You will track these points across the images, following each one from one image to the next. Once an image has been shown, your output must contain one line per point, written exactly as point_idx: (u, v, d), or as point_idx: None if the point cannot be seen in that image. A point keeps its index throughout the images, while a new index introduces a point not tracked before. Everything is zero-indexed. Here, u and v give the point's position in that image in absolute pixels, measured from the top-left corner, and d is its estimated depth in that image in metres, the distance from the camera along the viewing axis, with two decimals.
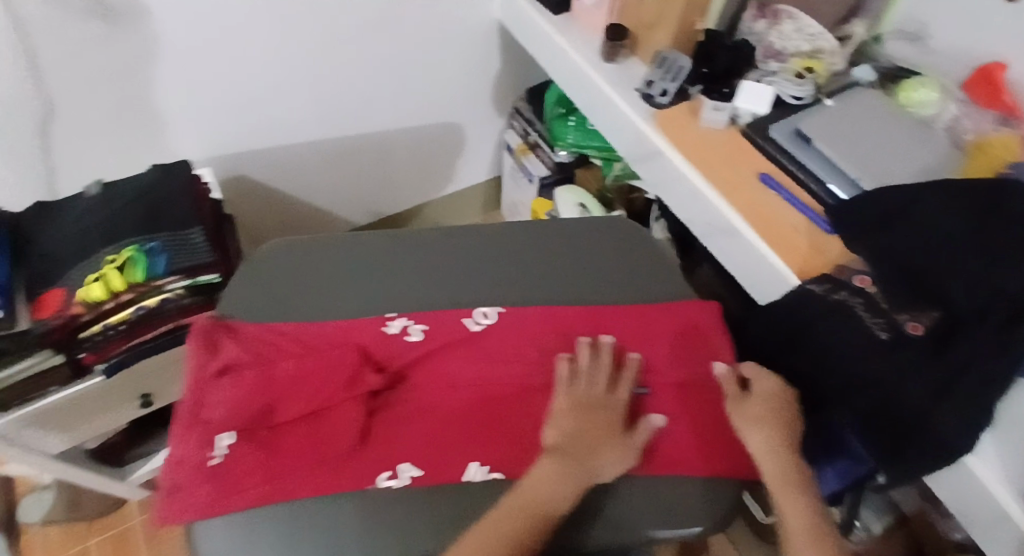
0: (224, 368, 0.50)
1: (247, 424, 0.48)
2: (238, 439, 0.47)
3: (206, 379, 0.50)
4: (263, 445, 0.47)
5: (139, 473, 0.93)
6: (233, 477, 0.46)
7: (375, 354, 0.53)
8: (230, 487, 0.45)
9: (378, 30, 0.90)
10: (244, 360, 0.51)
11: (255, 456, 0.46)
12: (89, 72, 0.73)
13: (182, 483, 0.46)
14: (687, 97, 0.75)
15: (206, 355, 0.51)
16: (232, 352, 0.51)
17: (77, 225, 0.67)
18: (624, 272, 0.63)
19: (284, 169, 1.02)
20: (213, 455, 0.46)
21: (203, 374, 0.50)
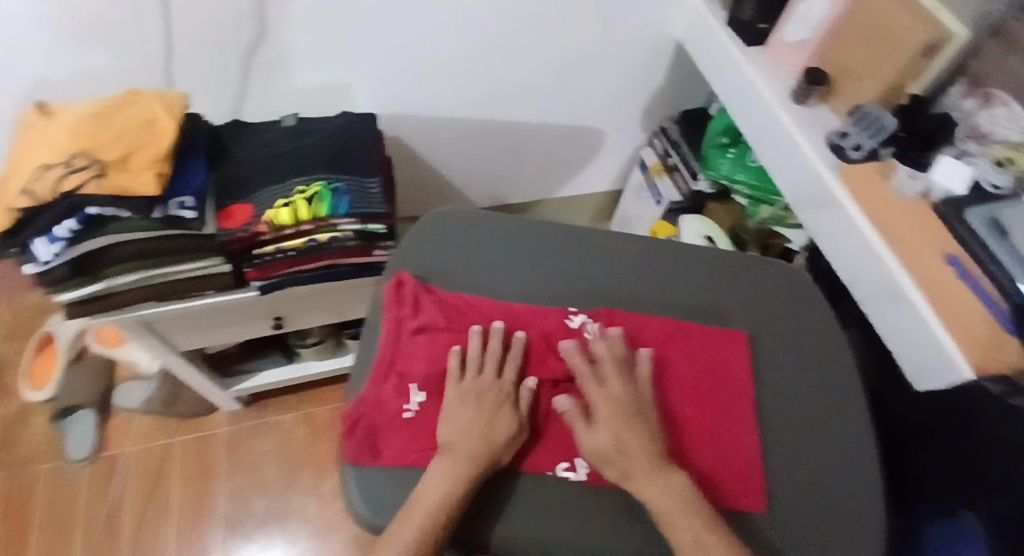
0: (422, 328, 0.56)
1: (440, 386, 0.53)
2: (430, 397, 0.53)
3: (405, 332, 0.56)
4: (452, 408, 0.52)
5: (239, 386, 0.97)
6: (423, 430, 0.51)
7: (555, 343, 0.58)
8: (420, 439, 0.50)
9: (564, 28, 0.92)
10: (438, 323, 0.57)
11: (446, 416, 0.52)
12: (304, 9, 0.77)
13: (381, 425, 0.51)
14: (877, 158, 0.72)
15: (407, 313, 0.57)
16: (429, 313, 0.57)
17: (272, 150, 0.72)
18: (802, 321, 0.62)
19: (435, 140, 1.06)
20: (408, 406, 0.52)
21: (403, 330, 0.56)
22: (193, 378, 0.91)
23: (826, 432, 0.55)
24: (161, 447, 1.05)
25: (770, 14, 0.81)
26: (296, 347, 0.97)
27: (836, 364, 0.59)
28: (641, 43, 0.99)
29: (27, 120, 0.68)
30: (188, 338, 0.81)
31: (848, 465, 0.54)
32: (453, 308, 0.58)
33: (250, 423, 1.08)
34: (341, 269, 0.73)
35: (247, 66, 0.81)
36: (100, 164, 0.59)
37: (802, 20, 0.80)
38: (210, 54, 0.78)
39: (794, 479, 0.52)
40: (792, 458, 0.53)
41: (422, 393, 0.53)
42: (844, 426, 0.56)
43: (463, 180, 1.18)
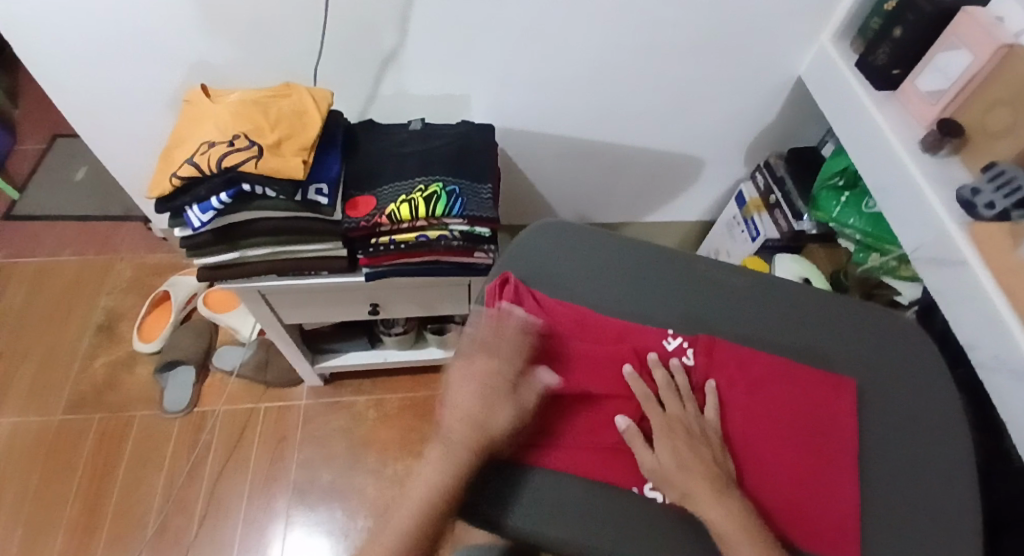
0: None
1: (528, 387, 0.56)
2: None
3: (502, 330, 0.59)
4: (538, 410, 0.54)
5: (326, 364, 1.04)
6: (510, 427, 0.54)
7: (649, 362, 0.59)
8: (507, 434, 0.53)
9: (685, 58, 0.93)
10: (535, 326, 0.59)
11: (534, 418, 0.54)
12: (445, 21, 0.82)
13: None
14: (1006, 221, 0.66)
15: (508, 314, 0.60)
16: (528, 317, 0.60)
17: (397, 147, 0.77)
18: (913, 376, 0.60)
19: (540, 155, 1.09)
20: None
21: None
22: (288, 349, 0.97)
23: (929, 499, 0.53)
24: (247, 409, 1.12)
25: (907, 59, 0.79)
26: (382, 334, 1.01)
27: (949, 429, 0.57)
28: (758, 78, 0.99)
29: (193, 98, 0.77)
30: (292, 311, 0.87)
31: (947, 540, 0.51)
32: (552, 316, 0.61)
33: (327, 400, 1.14)
34: (442, 266, 0.77)
35: (382, 68, 0.87)
36: (257, 147, 0.66)
37: (941, 70, 0.75)
38: (352, 54, 0.85)
39: (883, 543, 0.50)
40: (888, 525, 0.51)
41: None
42: (948, 492, 0.53)
43: (558, 194, 1.21)
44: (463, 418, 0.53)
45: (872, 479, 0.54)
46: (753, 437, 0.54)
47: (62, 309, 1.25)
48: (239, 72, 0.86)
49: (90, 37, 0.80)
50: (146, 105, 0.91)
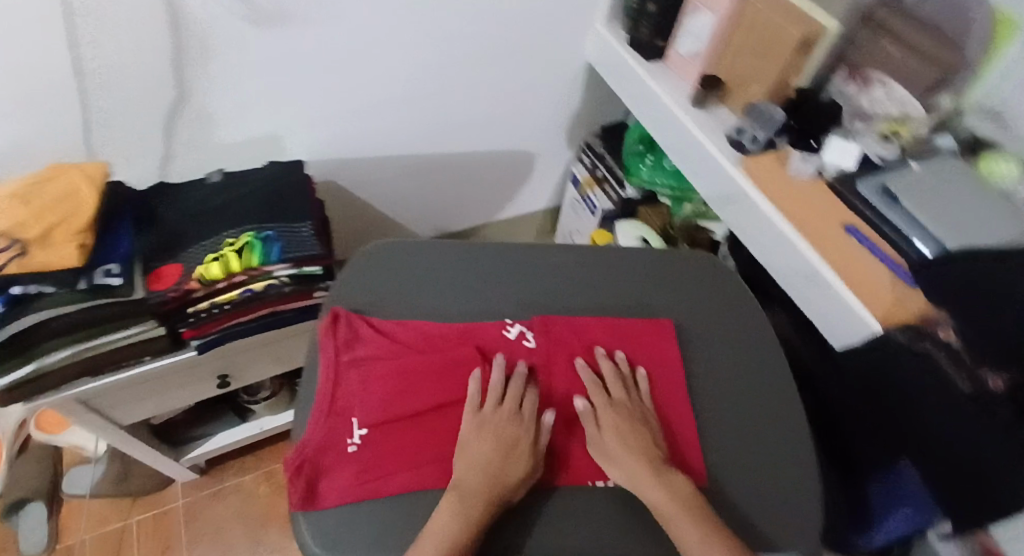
0: (360, 361, 0.58)
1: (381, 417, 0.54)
2: (371, 430, 0.53)
3: (342, 366, 0.57)
4: (394, 435, 0.53)
5: (193, 454, 0.93)
6: (369, 461, 0.51)
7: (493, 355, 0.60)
8: (368, 470, 0.51)
9: (485, 60, 0.96)
10: (375, 354, 0.58)
11: (392, 445, 0.52)
12: (226, 68, 0.79)
13: (326, 466, 0.51)
14: (774, 146, 0.78)
15: (343, 349, 0.58)
16: (367, 347, 0.58)
17: (198, 208, 0.72)
18: (724, 304, 0.67)
19: (373, 181, 1.08)
20: (350, 441, 0.53)
21: (340, 365, 0.57)
22: (142, 452, 0.88)
23: (757, 404, 0.60)
24: (117, 529, 1.00)
25: (664, 28, 0.88)
26: (249, 404, 0.96)
27: (758, 340, 0.65)
28: (554, 69, 1.05)
29: None
30: (129, 409, 0.79)
31: (781, 436, 0.58)
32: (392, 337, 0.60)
33: (209, 490, 1.05)
34: (281, 316, 0.73)
35: (170, 128, 0.82)
36: (20, 243, 0.61)
37: (693, 35, 0.85)
38: (129, 122, 0.78)
39: (731, 456, 0.56)
40: (733, 437, 0.57)
41: (365, 427, 0.53)
42: (770, 393, 0.61)
43: (405, 215, 1.20)
44: (331, 470, 0.51)
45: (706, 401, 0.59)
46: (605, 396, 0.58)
47: None
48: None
49: None
50: None
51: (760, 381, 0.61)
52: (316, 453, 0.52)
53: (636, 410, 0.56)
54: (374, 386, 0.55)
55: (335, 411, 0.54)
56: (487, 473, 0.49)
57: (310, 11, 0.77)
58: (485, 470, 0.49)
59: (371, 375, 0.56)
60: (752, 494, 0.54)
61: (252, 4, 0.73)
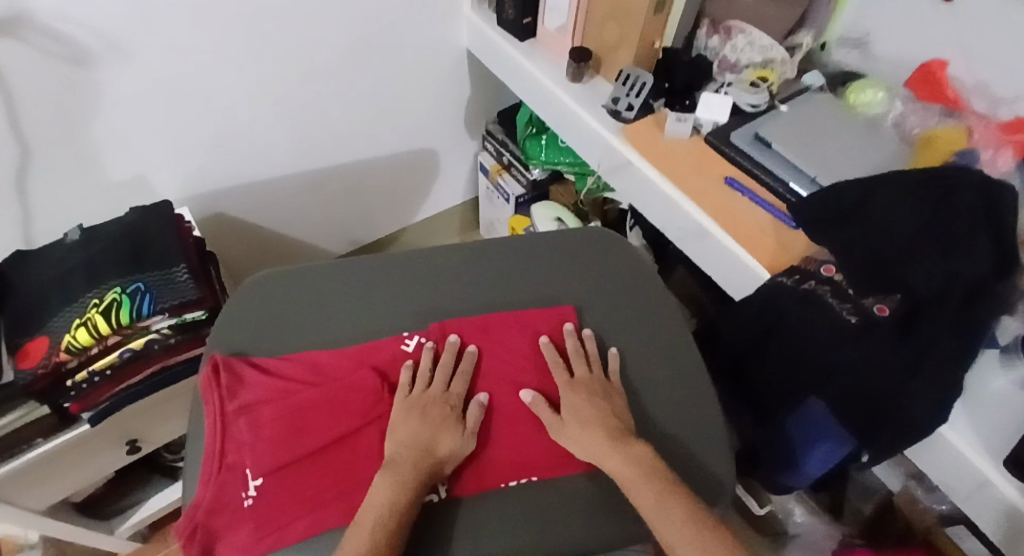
0: (248, 408, 0.54)
1: (274, 463, 0.51)
2: (266, 479, 0.51)
3: (228, 416, 0.54)
4: (292, 479, 0.51)
5: (126, 525, 0.90)
6: (269, 510, 0.49)
7: (390, 374, 0.59)
8: (269, 521, 0.49)
9: (356, 61, 0.93)
10: (264, 397, 0.55)
11: (291, 490, 0.50)
12: (69, 116, 0.74)
13: (222, 526, 0.49)
14: (650, 112, 0.78)
15: (227, 398, 0.54)
16: (254, 390, 0.55)
17: (58, 272, 0.68)
18: (620, 277, 0.68)
19: (269, 204, 1.04)
20: (245, 494, 0.50)
21: (226, 417, 0.54)
22: (74, 533, 0.84)
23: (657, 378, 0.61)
24: None
25: (531, 8, 0.86)
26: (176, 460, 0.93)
27: (653, 311, 0.65)
28: (435, 62, 1.02)
29: None
30: (40, 493, 0.74)
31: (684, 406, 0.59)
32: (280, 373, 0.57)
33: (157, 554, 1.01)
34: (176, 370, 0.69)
35: (22, 190, 0.77)
36: None
37: (554, 8, 0.84)
38: None
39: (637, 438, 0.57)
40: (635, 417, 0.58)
41: (259, 477, 0.51)
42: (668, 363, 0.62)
43: (313, 233, 1.16)
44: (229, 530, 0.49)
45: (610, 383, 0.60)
46: (503, 394, 0.58)
47: None
48: None
49: None
50: None
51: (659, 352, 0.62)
52: (208, 516, 0.49)
53: (600, 394, 0.56)
54: (265, 431, 0.53)
55: (226, 465, 0.51)
56: (401, 478, 0.48)
57: (146, 41, 0.72)
58: (399, 475, 0.49)
59: (259, 420, 0.53)
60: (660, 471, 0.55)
61: (78, 44, 0.68)
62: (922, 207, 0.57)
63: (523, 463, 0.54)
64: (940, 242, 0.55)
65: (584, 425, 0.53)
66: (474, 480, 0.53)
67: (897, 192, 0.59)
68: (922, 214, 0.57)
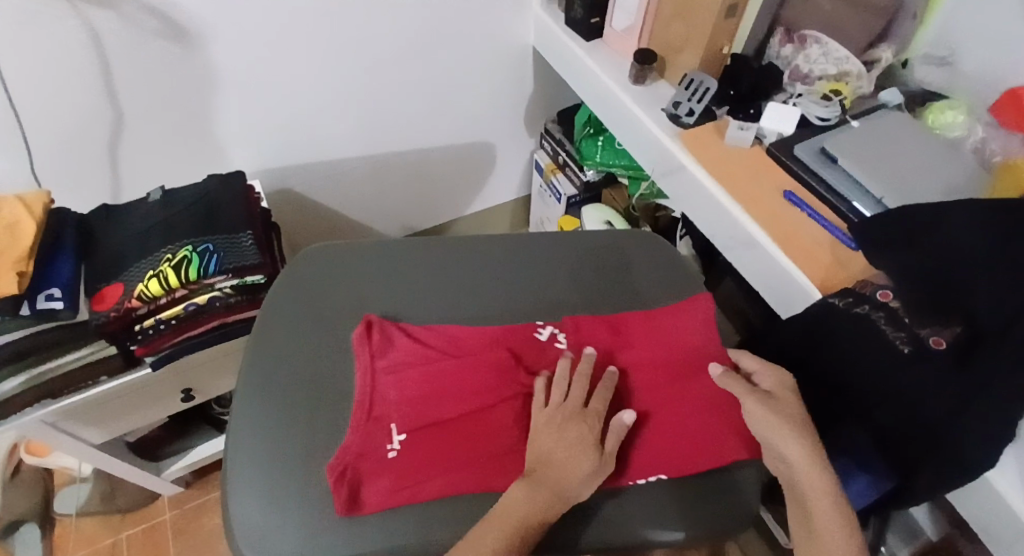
0: (392, 368, 0.58)
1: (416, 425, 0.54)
2: (409, 435, 0.53)
3: (376, 370, 0.58)
4: (429, 442, 0.53)
5: (173, 468, 0.97)
6: (413, 464, 0.52)
7: (525, 357, 0.59)
8: (410, 478, 0.51)
9: (423, 54, 0.96)
10: (412, 359, 0.58)
11: (427, 453, 0.52)
12: (158, 85, 0.80)
13: (366, 471, 0.51)
14: (712, 117, 0.76)
15: (378, 355, 0.58)
16: (398, 354, 0.58)
17: (134, 229, 0.73)
18: (660, 288, 0.68)
19: (329, 185, 1.09)
20: (390, 447, 0.53)
21: (375, 371, 0.57)
22: (125, 469, 0.90)
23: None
24: (107, 545, 1.02)
25: (599, 7, 0.86)
26: (222, 414, 0.98)
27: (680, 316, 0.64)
28: (500, 57, 1.04)
29: None
30: (96, 429, 0.80)
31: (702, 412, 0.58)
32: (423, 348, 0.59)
33: (195, 502, 1.07)
34: (231, 327, 0.74)
35: (112, 152, 0.84)
36: None
37: (623, 8, 0.84)
38: (72, 145, 0.80)
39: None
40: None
41: (402, 433, 0.54)
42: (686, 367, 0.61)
43: (369, 216, 1.20)
44: (256, 485, 0.52)
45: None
46: (648, 387, 0.56)
47: None
48: None
49: None
50: None
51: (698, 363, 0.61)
52: (356, 460, 0.52)
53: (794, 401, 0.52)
54: (412, 393, 0.56)
55: (296, 420, 0.56)
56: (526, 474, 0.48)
57: (231, 20, 0.77)
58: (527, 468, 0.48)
59: (406, 380, 0.56)
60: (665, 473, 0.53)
61: (171, 19, 0.73)
62: (988, 240, 0.55)
63: (660, 458, 0.52)
64: (1006, 263, 0.53)
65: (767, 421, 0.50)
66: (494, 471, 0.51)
67: (965, 222, 0.57)
68: (998, 248, 0.54)
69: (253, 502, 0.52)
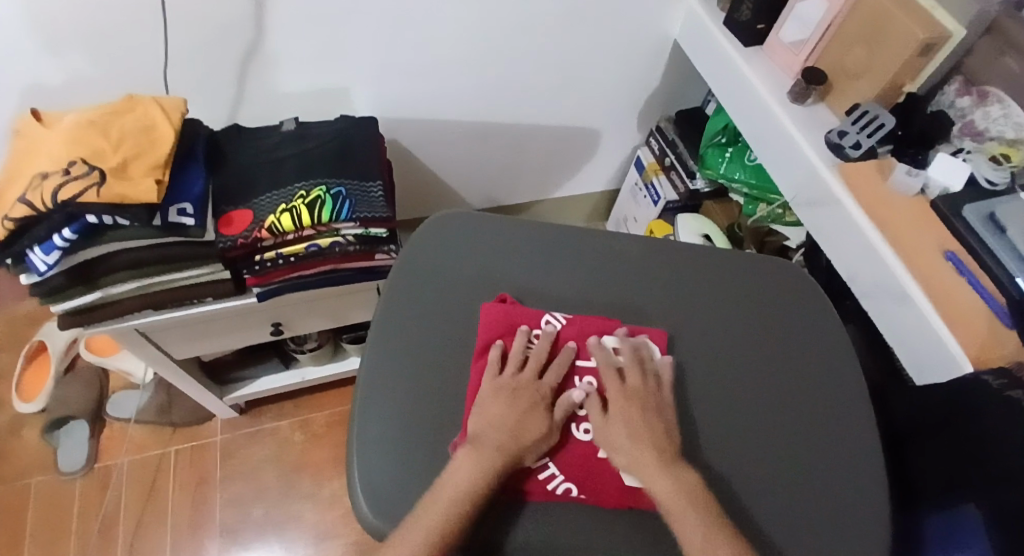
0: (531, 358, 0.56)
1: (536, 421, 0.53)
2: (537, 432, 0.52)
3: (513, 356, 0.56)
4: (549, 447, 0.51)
5: (237, 395, 0.98)
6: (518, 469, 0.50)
7: (553, 354, 0.56)
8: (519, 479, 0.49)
9: (565, 29, 0.92)
10: (547, 353, 0.56)
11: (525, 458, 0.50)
12: (308, 10, 0.77)
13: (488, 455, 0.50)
14: (874, 157, 0.73)
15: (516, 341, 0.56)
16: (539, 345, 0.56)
17: (272, 154, 0.73)
18: (807, 319, 0.63)
19: (436, 144, 1.06)
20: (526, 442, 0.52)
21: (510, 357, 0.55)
22: (193, 389, 0.91)
23: (763, 423, 0.55)
24: (156, 456, 1.03)
25: (770, 13, 0.82)
26: (295, 353, 0.97)
27: (800, 358, 0.60)
28: (638, 46, 1.00)
29: (20, 126, 0.66)
30: (186, 347, 0.81)
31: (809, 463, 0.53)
32: (507, 343, 0.56)
33: (246, 430, 1.08)
34: (342, 273, 0.73)
35: (245, 72, 0.82)
36: (98, 172, 0.59)
37: (799, 19, 0.80)
38: (210, 58, 0.78)
39: (718, 478, 0.52)
40: (749, 461, 0.53)
41: (533, 428, 0.52)
42: (808, 413, 0.56)
43: (461, 182, 1.18)
44: (383, 454, 0.52)
45: (747, 419, 0.55)
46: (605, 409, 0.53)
47: None
48: (77, 91, 0.77)
49: None
50: None
51: (838, 415, 0.56)
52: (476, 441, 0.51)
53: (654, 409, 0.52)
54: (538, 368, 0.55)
55: (422, 386, 0.55)
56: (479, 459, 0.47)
57: None
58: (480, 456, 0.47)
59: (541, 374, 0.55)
60: (766, 529, 0.49)
61: None
62: None
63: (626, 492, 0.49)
64: None
65: (636, 459, 0.48)
66: (615, 494, 0.49)
67: None
68: None
69: (381, 468, 0.51)
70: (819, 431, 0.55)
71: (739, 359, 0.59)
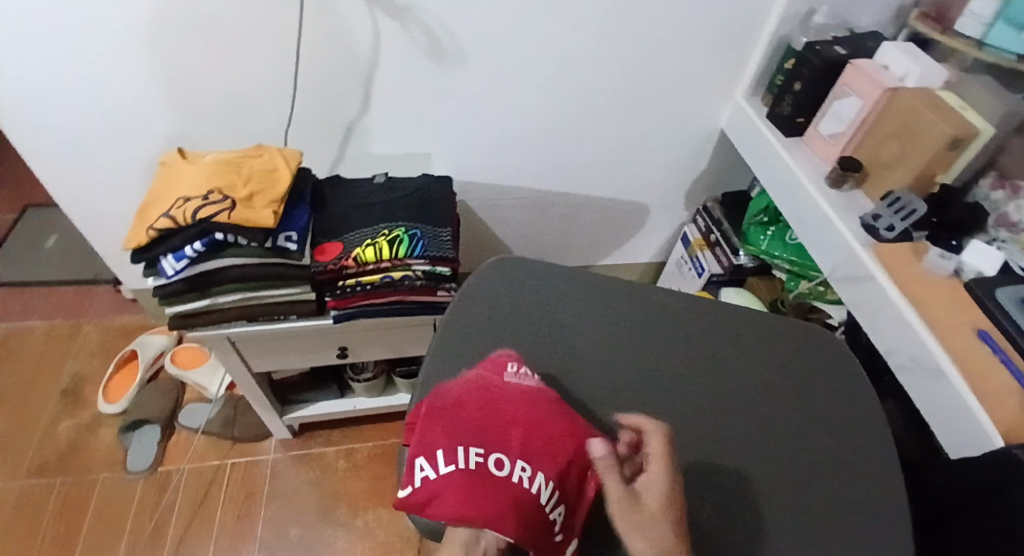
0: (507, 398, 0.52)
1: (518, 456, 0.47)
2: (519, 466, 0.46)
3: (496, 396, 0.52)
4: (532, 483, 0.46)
5: (295, 414, 1.06)
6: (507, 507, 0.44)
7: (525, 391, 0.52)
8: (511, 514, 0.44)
9: (622, 115, 1.03)
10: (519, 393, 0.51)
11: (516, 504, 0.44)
12: (406, 89, 0.91)
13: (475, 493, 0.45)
14: (909, 239, 0.78)
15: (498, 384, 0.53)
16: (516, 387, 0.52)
17: (362, 198, 0.85)
18: (838, 384, 0.65)
19: (499, 206, 1.17)
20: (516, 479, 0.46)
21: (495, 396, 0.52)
22: (259, 403, 1.00)
23: (785, 477, 0.58)
24: (213, 467, 1.11)
25: (809, 110, 0.92)
26: (351, 381, 1.05)
27: (826, 412, 0.63)
28: (689, 133, 1.10)
29: (169, 159, 0.81)
30: (263, 360, 0.90)
31: (827, 523, 0.55)
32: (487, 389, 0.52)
33: (296, 453, 1.15)
34: (406, 306, 0.82)
35: (346, 134, 0.96)
36: (230, 200, 0.71)
37: (837, 116, 0.88)
38: (320, 119, 0.93)
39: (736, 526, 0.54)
40: (769, 514, 0.56)
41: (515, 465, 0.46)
42: (832, 475, 0.59)
43: (517, 244, 1.28)
44: None
45: (770, 476, 0.58)
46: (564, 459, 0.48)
47: (25, 369, 1.22)
48: (210, 138, 0.93)
49: (73, 108, 0.86)
50: (120, 170, 0.96)
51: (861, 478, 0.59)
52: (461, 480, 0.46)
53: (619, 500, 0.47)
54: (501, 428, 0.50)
55: None
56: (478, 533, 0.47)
57: (482, 52, 0.88)
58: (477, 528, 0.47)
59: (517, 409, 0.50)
60: None
61: (439, 40, 0.86)
62: None
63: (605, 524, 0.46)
64: None
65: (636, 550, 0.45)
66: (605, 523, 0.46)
67: None
68: None
69: None
70: (842, 493, 0.57)
71: (767, 415, 0.63)
